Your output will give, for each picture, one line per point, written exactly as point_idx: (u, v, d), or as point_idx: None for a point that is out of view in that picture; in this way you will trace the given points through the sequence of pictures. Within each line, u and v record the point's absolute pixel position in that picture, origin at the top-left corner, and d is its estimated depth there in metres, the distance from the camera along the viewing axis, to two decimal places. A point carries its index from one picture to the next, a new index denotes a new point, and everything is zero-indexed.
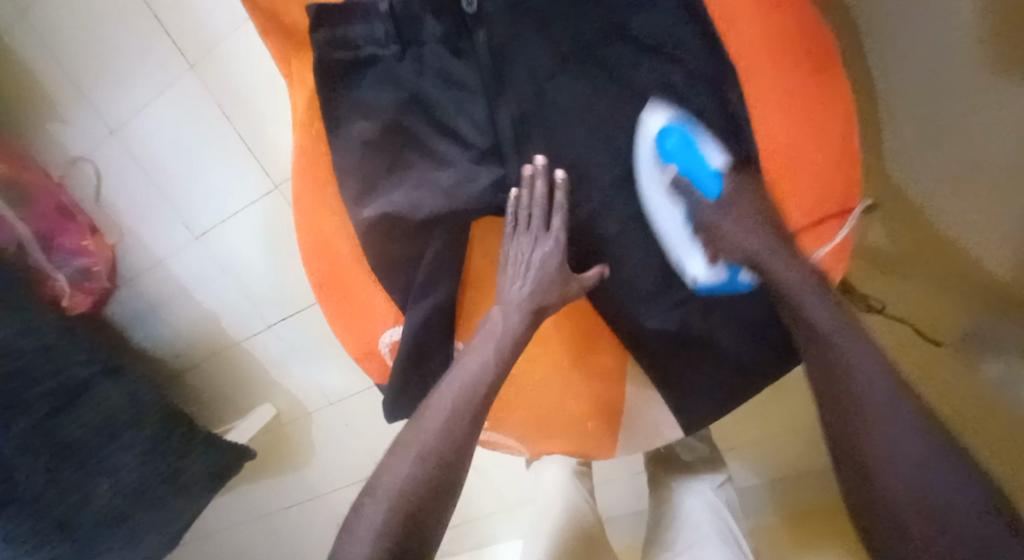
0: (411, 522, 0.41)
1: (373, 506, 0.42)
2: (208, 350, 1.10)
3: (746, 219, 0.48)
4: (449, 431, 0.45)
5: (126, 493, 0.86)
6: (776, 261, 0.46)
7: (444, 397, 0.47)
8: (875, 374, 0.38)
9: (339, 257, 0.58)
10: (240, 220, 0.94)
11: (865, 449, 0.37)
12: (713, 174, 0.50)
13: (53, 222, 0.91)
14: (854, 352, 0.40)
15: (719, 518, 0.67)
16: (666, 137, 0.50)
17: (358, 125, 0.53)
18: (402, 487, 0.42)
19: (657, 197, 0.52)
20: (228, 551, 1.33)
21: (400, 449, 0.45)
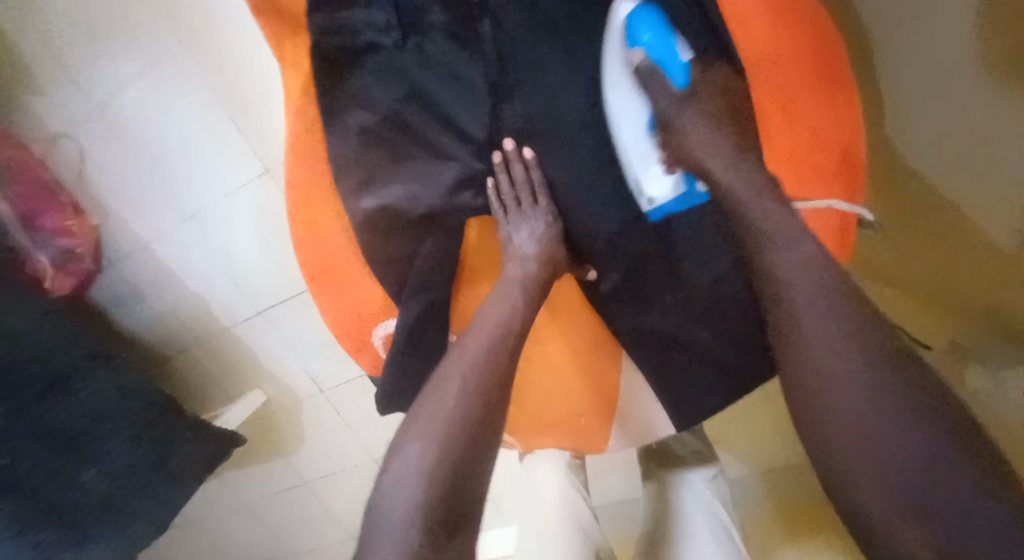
0: (453, 487, 0.40)
1: (403, 474, 0.40)
2: (195, 335, 1.09)
3: (704, 119, 0.47)
4: (473, 392, 0.44)
5: (116, 478, 0.86)
6: (726, 169, 0.45)
7: (459, 363, 0.46)
8: (826, 284, 0.38)
9: (332, 249, 0.57)
10: (232, 204, 0.92)
11: (840, 436, 0.35)
12: (683, 67, 0.49)
13: (35, 202, 0.89)
14: (789, 267, 0.40)
15: (711, 514, 0.69)
16: (638, 25, 0.49)
17: (356, 114, 0.52)
18: (433, 449, 0.41)
19: (628, 119, 0.51)
20: (214, 535, 1.33)
21: (421, 417, 0.44)
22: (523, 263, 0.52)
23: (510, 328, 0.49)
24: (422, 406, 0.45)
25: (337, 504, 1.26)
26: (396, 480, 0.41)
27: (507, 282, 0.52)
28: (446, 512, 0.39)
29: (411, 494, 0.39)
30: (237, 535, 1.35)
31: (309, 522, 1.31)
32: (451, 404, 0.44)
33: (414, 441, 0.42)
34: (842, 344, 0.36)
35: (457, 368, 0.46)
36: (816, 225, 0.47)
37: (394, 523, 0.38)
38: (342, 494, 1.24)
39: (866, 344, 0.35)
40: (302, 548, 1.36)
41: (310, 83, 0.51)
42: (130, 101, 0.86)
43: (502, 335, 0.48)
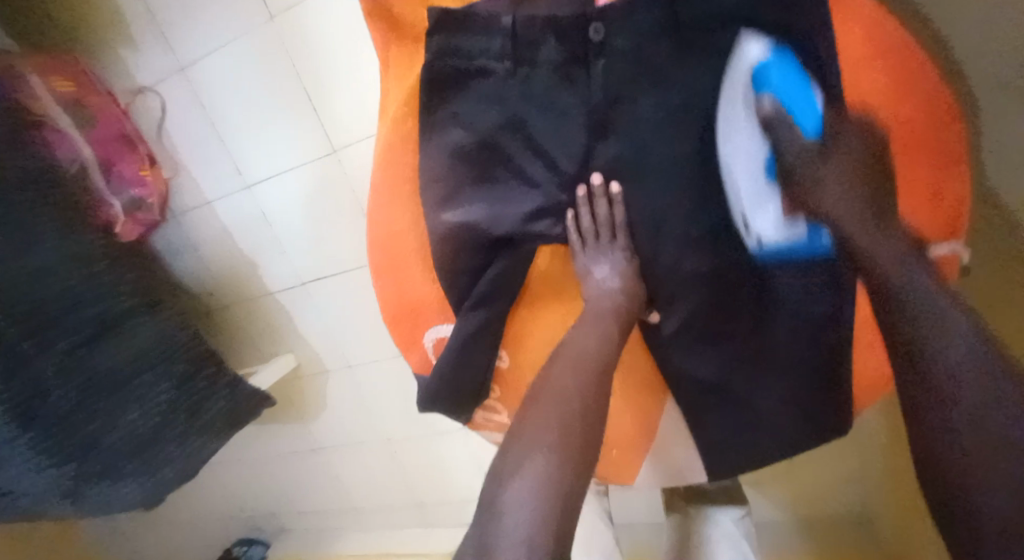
0: (570, 499, 0.38)
1: (524, 479, 0.38)
2: (238, 294, 1.13)
3: (847, 176, 0.43)
4: (585, 408, 0.43)
5: (151, 422, 0.89)
6: (863, 229, 0.43)
7: (568, 377, 0.45)
8: (981, 391, 0.35)
9: (403, 252, 0.59)
10: (294, 178, 0.94)
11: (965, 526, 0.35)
12: (814, 114, 0.44)
13: (113, 149, 0.93)
14: (941, 343, 0.37)
15: (736, 550, 0.72)
16: (766, 72, 0.45)
17: (453, 132, 0.54)
18: (554, 459, 0.39)
19: (740, 132, 0.47)
20: (231, 478, 1.41)
21: (535, 426, 0.42)
22: (609, 297, 0.52)
23: (603, 353, 0.48)
24: (534, 425, 0.42)
25: (346, 474, 1.30)
26: (517, 490, 0.38)
27: (594, 314, 0.52)
28: (567, 525, 0.36)
29: (538, 503, 0.37)
30: (250, 483, 1.41)
31: (317, 486, 1.36)
32: (563, 415, 0.42)
33: (532, 453, 0.40)
34: (989, 502, 0.33)
35: (570, 383, 0.45)
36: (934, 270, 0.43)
37: (519, 532, 0.35)
38: (354, 466, 1.28)
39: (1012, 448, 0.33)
40: (307, 509, 1.41)
41: (414, 94, 0.55)
42: (217, 66, 0.88)
43: (601, 350, 0.48)
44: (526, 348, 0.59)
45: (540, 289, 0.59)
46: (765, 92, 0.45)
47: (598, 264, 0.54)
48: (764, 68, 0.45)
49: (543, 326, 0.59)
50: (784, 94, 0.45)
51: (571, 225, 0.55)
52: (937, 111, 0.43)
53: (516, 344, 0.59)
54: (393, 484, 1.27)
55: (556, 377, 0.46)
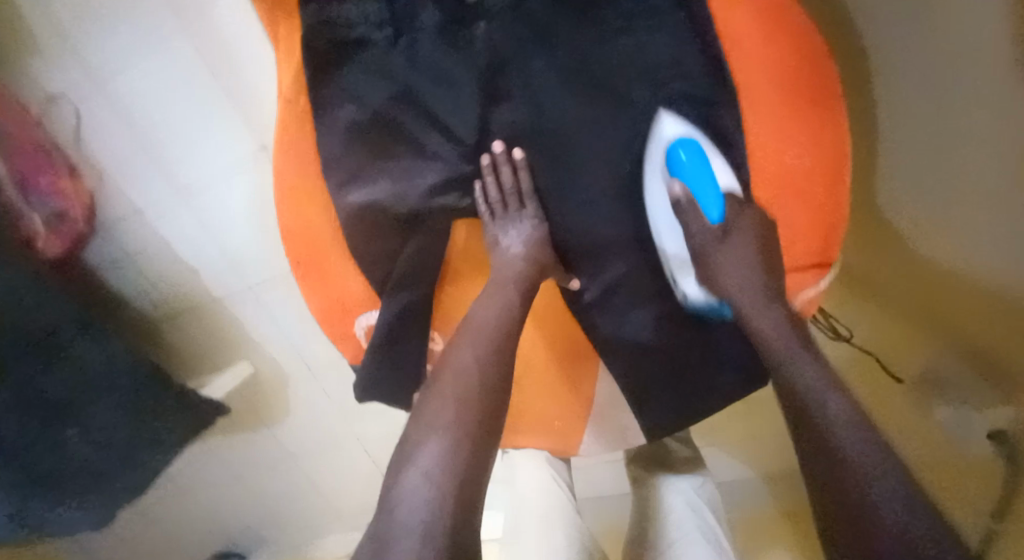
0: (472, 472, 0.38)
1: (425, 459, 0.39)
2: (185, 305, 1.09)
3: (744, 255, 0.47)
4: (483, 386, 0.43)
5: (99, 442, 0.87)
6: (758, 308, 0.47)
7: (465, 357, 0.45)
8: (880, 462, 0.37)
9: (319, 239, 0.56)
10: (225, 184, 0.93)
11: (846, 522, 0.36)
12: (720, 197, 0.48)
13: (29, 161, 0.87)
14: (830, 415, 0.40)
15: (698, 516, 0.67)
16: (677, 151, 0.49)
17: (345, 110, 0.52)
18: (451, 435, 0.40)
19: (659, 202, 0.52)
20: (200, 496, 1.37)
21: (435, 408, 0.42)
22: (513, 265, 0.52)
23: (512, 324, 0.48)
24: (429, 404, 0.43)
25: (319, 477, 1.29)
26: (415, 472, 0.38)
27: (500, 281, 0.51)
28: (465, 498, 0.37)
29: (435, 485, 0.37)
30: (219, 500, 1.37)
31: (291, 492, 1.34)
32: (463, 397, 0.42)
33: (431, 433, 0.40)
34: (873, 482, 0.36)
35: (469, 359, 0.45)
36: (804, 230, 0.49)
37: (415, 516, 0.35)
38: (326, 469, 1.27)
39: (905, 502, 0.35)
40: (282, 517, 1.40)
41: (300, 72, 0.51)
42: (134, 68, 0.85)
43: (501, 325, 0.48)
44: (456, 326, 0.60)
45: (462, 265, 0.60)
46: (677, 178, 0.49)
47: (508, 233, 0.54)
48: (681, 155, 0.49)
49: (467, 302, 0.60)
50: (694, 182, 0.48)
51: (480, 195, 0.55)
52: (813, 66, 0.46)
53: (447, 323, 0.60)
54: (367, 482, 1.27)
55: (460, 346, 0.46)
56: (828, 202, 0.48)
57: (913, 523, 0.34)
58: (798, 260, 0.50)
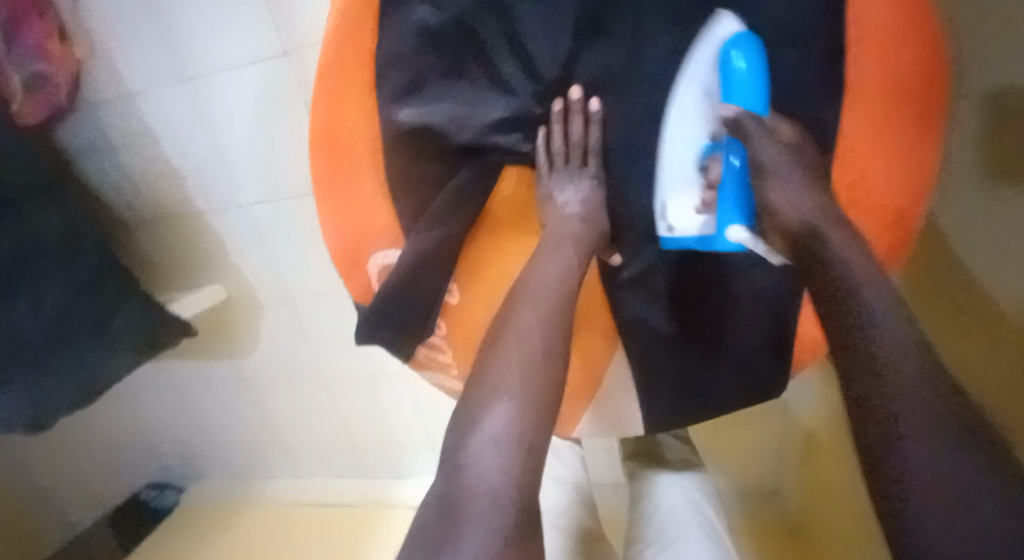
0: (536, 439, 0.37)
1: (494, 420, 0.36)
2: (163, 210, 1.01)
3: (790, 162, 0.45)
4: (549, 355, 0.41)
5: (42, 334, 0.78)
6: (831, 224, 0.42)
7: (529, 322, 0.42)
8: (927, 386, 0.32)
9: (354, 154, 0.51)
10: (232, 79, 0.83)
11: (899, 457, 0.30)
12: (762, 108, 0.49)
13: (17, 8, 0.77)
14: (905, 392, 0.32)
15: (692, 507, 0.65)
16: (732, 53, 0.48)
17: (419, 11, 0.49)
18: (520, 400, 0.38)
19: (695, 115, 0.52)
20: (144, 415, 1.30)
21: (500, 369, 0.39)
22: (568, 220, 0.51)
23: (569, 287, 0.46)
24: (497, 360, 0.40)
25: (276, 420, 1.23)
26: (484, 433, 0.36)
27: (558, 237, 0.49)
28: (533, 464, 0.36)
29: (507, 448, 0.35)
30: (163, 423, 1.31)
31: (241, 431, 1.27)
32: (529, 365, 0.40)
33: (495, 396, 0.38)
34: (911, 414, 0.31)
35: (532, 323, 0.42)
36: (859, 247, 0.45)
37: (488, 478, 0.34)
38: (285, 413, 1.21)
39: (944, 434, 0.30)
40: (226, 454, 1.33)
41: None
42: None
43: (560, 288, 0.45)
44: (479, 282, 0.56)
45: (501, 217, 0.57)
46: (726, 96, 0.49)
47: (563, 188, 0.54)
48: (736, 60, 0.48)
49: (499, 258, 0.56)
50: (741, 97, 0.49)
51: (543, 142, 0.54)
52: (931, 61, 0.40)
53: (469, 276, 0.56)
54: (327, 432, 1.21)
55: (521, 308, 0.43)
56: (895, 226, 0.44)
57: (949, 473, 0.28)
58: None
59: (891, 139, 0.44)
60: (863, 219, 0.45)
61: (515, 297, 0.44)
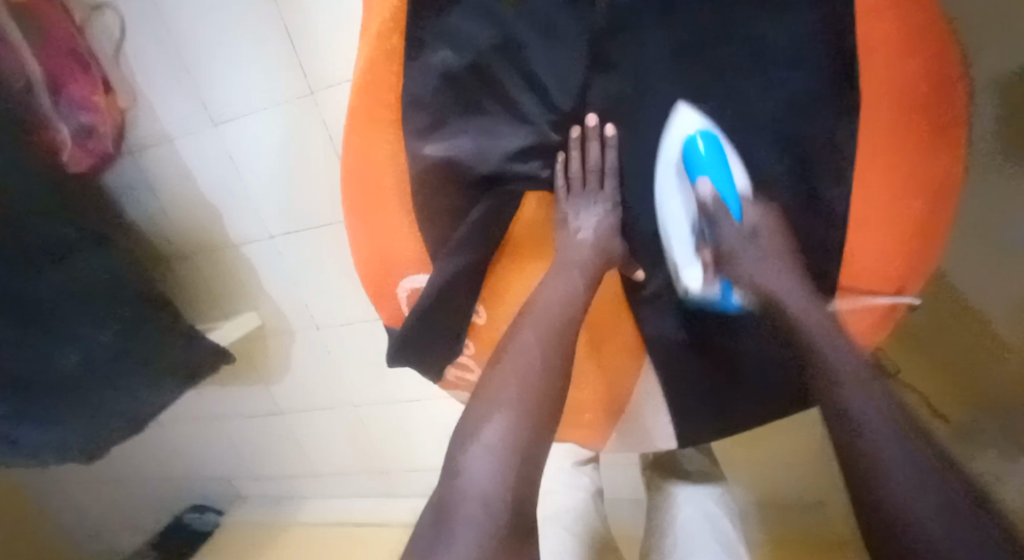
0: (529, 451, 0.41)
1: (490, 431, 0.41)
2: (201, 245, 1.06)
3: (771, 256, 0.49)
4: (543, 370, 0.45)
5: (94, 368, 0.83)
6: (788, 292, 0.48)
7: (531, 351, 0.46)
8: (889, 420, 0.37)
9: (381, 187, 0.54)
10: (261, 120, 0.88)
11: (878, 480, 0.34)
12: (736, 196, 0.50)
13: (64, 66, 0.82)
14: (869, 418, 0.37)
15: (712, 523, 0.67)
16: (694, 143, 0.48)
17: (439, 53, 0.50)
18: (513, 412, 0.43)
19: (675, 197, 0.53)
20: (185, 440, 1.35)
21: (496, 387, 0.44)
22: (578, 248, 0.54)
23: (572, 310, 0.49)
24: (493, 378, 0.46)
25: (309, 443, 1.26)
26: (480, 443, 0.41)
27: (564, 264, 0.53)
28: (526, 469, 0.40)
29: (499, 454, 0.40)
30: (202, 447, 1.35)
31: (276, 454, 1.31)
32: (528, 390, 0.44)
33: (493, 412, 0.43)
34: (885, 442, 0.35)
35: (530, 340, 0.47)
36: (880, 255, 0.46)
37: (484, 479, 0.39)
38: (318, 435, 1.24)
39: (910, 457, 0.34)
40: (262, 476, 1.36)
41: (398, 9, 0.49)
42: None
43: (566, 321, 0.48)
44: (505, 303, 0.58)
45: (525, 239, 0.59)
46: (700, 177, 0.50)
47: (580, 213, 0.55)
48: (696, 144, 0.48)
49: (521, 279, 0.58)
50: (712, 173, 0.49)
51: (558, 165, 0.56)
52: (945, 74, 0.41)
53: (495, 299, 0.58)
54: (358, 453, 1.23)
55: (522, 331, 0.48)
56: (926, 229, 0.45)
57: (927, 498, 0.32)
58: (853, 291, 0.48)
59: (908, 152, 0.43)
60: (887, 230, 0.46)
61: (518, 327, 0.49)
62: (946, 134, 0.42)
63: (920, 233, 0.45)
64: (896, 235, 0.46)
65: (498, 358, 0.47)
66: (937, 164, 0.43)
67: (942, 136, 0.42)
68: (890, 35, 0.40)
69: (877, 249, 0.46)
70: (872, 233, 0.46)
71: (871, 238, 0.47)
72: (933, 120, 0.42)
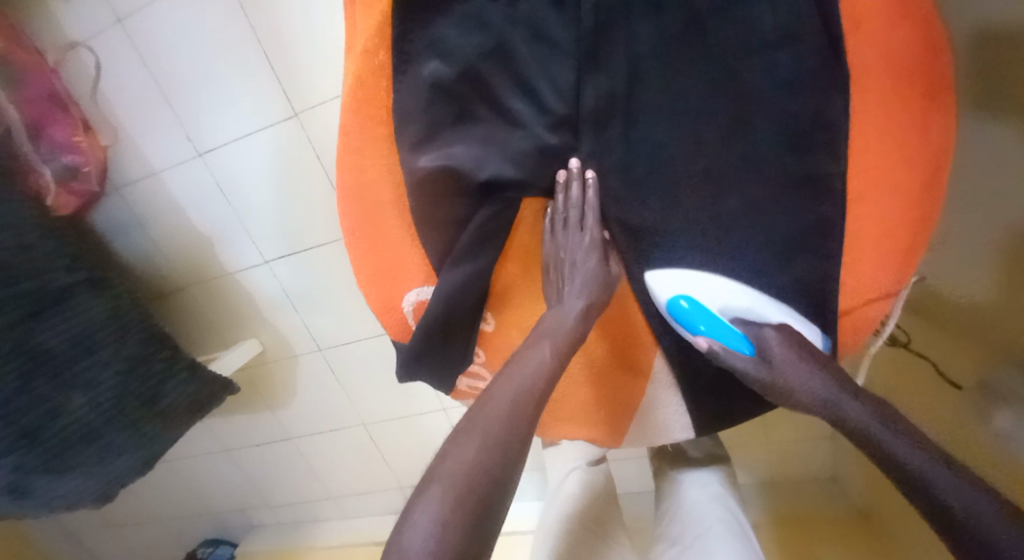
0: (478, 512, 0.37)
1: (420, 518, 0.36)
2: (195, 277, 1.05)
3: (790, 356, 0.45)
4: (508, 427, 0.43)
5: (102, 410, 0.82)
6: (809, 381, 0.43)
7: (469, 442, 0.41)
8: (941, 470, 0.34)
9: (381, 206, 0.55)
10: (246, 145, 0.87)
11: (992, 530, 0.30)
12: (734, 333, 0.49)
13: (44, 110, 0.83)
14: (934, 477, 0.34)
15: (723, 508, 0.66)
16: (677, 301, 0.51)
17: (429, 64, 0.50)
18: (466, 467, 0.39)
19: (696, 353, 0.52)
20: (195, 474, 1.33)
21: (451, 449, 0.41)
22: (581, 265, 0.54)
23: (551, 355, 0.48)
24: (453, 439, 0.42)
25: (321, 466, 1.24)
26: (424, 506, 0.37)
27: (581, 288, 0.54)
28: (474, 527, 0.37)
29: (442, 512, 0.36)
30: (212, 480, 1.33)
31: (287, 480, 1.29)
32: (461, 468, 0.39)
33: (431, 487, 0.39)
34: (963, 498, 0.32)
35: (504, 398, 0.45)
36: (886, 219, 0.48)
37: (420, 539, 0.35)
38: (328, 458, 1.23)
39: (992, 508, 0.31)
40: (275, 503, 1.34)
41: (385, 20, 0.48)
42: (160, 17, 0.79)
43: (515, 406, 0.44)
44: (512, 309, 0.59)
45: (525, 243, 0.58)
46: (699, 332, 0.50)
47: (568, 243, 0.55)
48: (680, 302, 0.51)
49: (526, 285, 0.59)
50: (708, 326, 0.49)
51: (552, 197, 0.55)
52: (933, 42, 0.43)
53: (501, 306, 0.59)
54: (371, 470, 1.21)
55: (502, 382, 0.46)
56: (925, 196, 0.46)
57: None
58: (862, 258, 0.49)
59: (906, 115, 0.45)
60: (890, 193, 0.47)
61: (465, 415, 0.44)
62: (940, 96, 0.44)
63: (924, 195, 0.46)
64: (898, 198, 0.47)
65: (500, 380, 0.47)
66: (927, 127, 0.44)
67: (937, 100, 0.44)
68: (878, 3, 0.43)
69: (874, 219, 0.48)
70: (876, 199, 0.47)
71: (877, 205, 0.48)
72: (922, 86, 0.44)
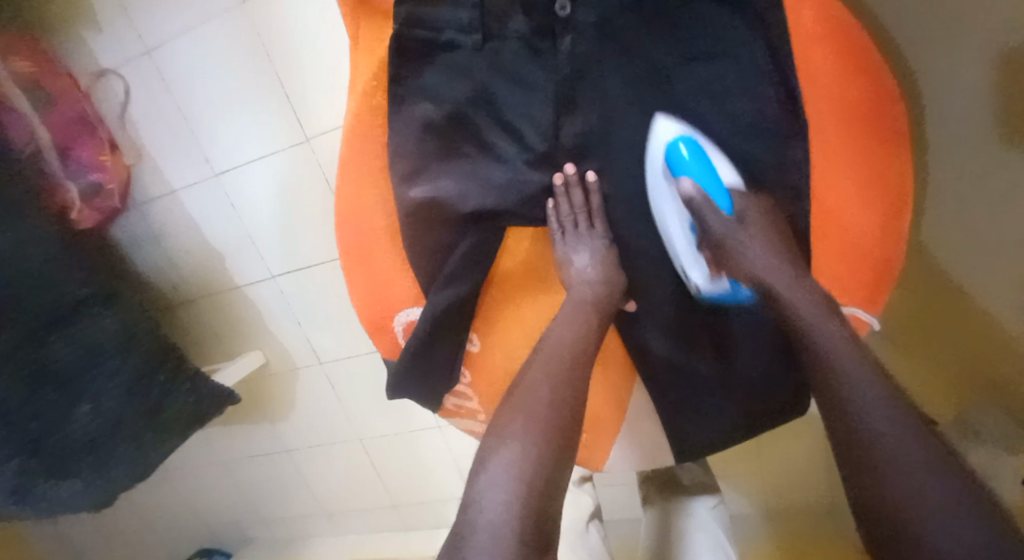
0: (551, 467, 0.45)
1: (496, 472, 0.44)
2: (205, 290, 1.09)
3: (762, 234, 0.49)
4: (562, 388, 0.49)
5: (106, 419, 0.86)
6: (788, 285, 0.47)
7: (542, 395, 0.49)
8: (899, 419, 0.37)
9: (372, 232, 0.58)
10: (258, 167, 0.92)
11: (911, 457, 0.35)
12: (724, 190, 0.51)
13: (73, 132, 0.88)
14: (888, 422, 0.37)
15: (712, 539, 0.68)
16: (677, 148, 0.50)
17: (422, 106, 0.55)
18: (536, 424, 0.47)
19: (666, 203, 0.53)
20: (195, 483, 1.36)
21: (522, 401, 0.49)
22: (588, 285, 0.56)
23: (585, 344, 0.53)
24: (525, 388, 0.50)
25: (317, 479, 1.26)
26: (507, 452, 0.45)
27: (575, 305, 0.55)
28: (546, 482, 0.44)
29: (516, 468, 0.44)
30: (212, 490, 1.36)
31: (285, 492, 1.31)
32: (536, 424, 0.46)
33: (510, 439, 0.46)
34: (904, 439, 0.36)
35: (559, 345, 0.52)
36: (854, 250, 0.49)
37: (499, 489, 0.43)
38: (325, 471, 1.25)
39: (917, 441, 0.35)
40: (273, 515, 1.36)
41: (382, 67, 0.55)
42: (185, 50, 0.85)
43: (572, 368, 0.51)
44: (502, 331, 0.61)
45: (513, 274, 0.61)
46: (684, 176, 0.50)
47: (574, 253, 0.57)
48: (681, 151, 0.50)
49: (516, 311, 0.61)
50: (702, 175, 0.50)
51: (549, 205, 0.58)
52: (882, 87, 0.47)
53: (491, 328, 0.61)
54: (366, 485, 1.23)
55: (540, 354, 0.52)
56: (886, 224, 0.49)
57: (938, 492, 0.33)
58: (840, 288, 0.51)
59: (864, 154, 0.47)
60: (855, 228, 0.49)
61: (529, 365, 0.52)
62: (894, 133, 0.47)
63: (886, 225, 0.49)
64: (863, 230, 0.49)
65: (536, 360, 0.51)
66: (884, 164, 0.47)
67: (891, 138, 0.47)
68: (826, 57, 0.46)
69: (849, 252, 0.49)
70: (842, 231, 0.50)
71: (845, 236, 0.50)
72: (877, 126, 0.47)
